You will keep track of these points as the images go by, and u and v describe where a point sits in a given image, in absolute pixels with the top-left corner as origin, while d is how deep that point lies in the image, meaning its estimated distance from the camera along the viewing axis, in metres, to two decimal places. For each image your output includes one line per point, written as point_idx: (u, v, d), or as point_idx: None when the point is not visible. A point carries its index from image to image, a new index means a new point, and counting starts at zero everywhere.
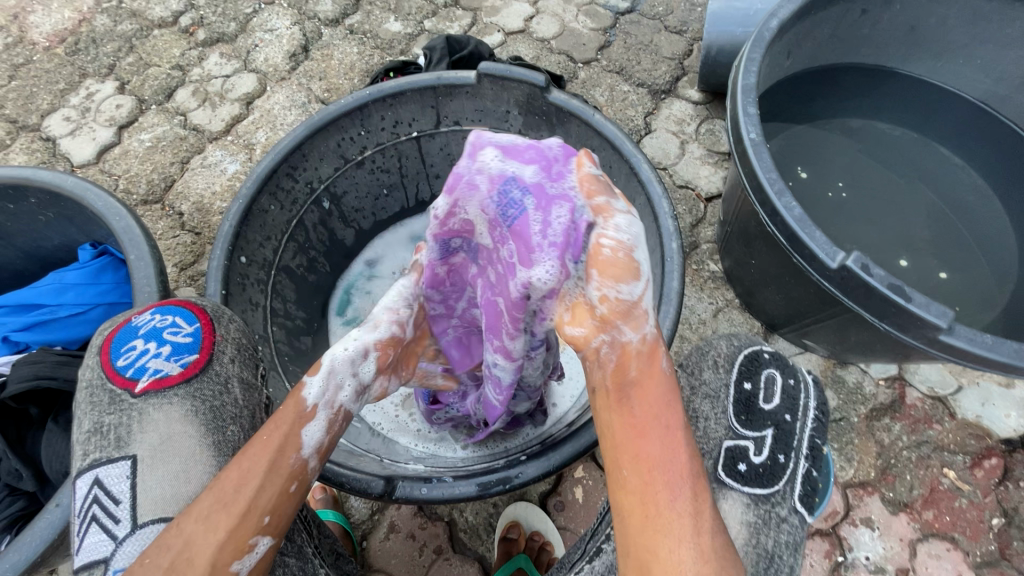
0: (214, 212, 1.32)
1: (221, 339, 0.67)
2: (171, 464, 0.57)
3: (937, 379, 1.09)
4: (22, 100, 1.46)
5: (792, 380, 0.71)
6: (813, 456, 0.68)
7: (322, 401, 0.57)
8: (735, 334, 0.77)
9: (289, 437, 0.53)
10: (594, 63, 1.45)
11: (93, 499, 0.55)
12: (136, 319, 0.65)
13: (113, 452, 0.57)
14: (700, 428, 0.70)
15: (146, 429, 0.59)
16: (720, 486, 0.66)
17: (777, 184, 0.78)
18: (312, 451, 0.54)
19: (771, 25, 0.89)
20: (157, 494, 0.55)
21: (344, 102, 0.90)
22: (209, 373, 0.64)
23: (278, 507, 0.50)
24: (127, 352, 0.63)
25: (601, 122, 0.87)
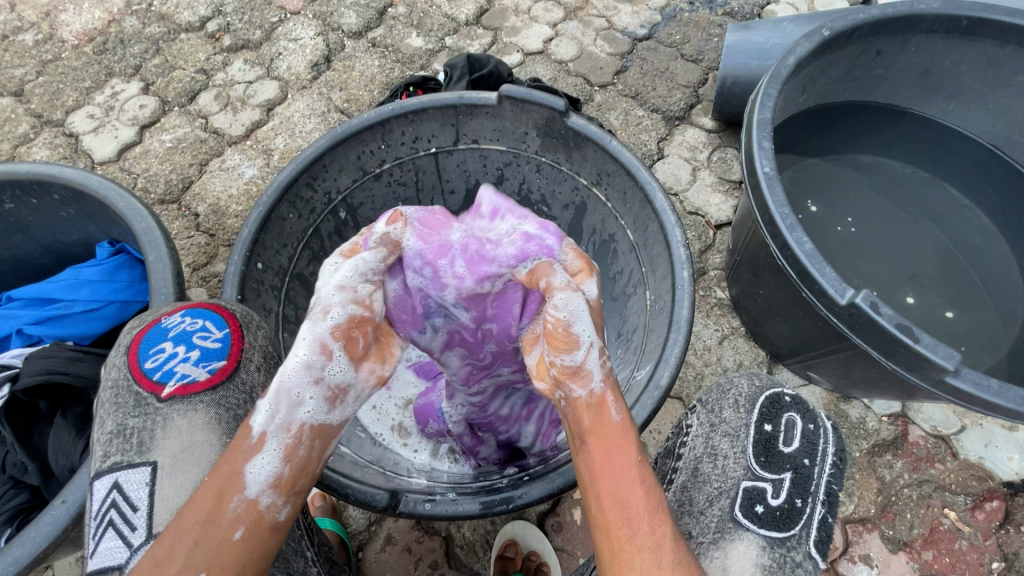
0: (229, 215, 1.34)
1: (249, 347, 0.68)
2: (190, 473, 0.59)
3: (941, 418, 1.09)
4: (48, 96, 1.49)
5: (811, 425, 0.72)
6: (830, 502, 0.67)
7: (270, 427, 0.53)
8: (757, 375, 0.80)
9: (226, 483, 0.49)
10: (610, 87, 1.47)
11: (111, 504, 0.56)
12: (165, 320, 0.66)
13: (135, 457, 0.59)
14: (719, 466, 0.72)
15: (168, 435, 0.61)
16: (737, 526, 0.67)
17: (789, 219, 0.79)
18: (258, 488, 0.50)
19: (787, 62, 0.91)
20: (175, 504, 0.57)
21: (367, 116, 0.92)
22: (235, 382, 0.65)
23: (217, 560, 0.46)
24: (156, 354, 0.65)
25: (617, 149, 0.88)
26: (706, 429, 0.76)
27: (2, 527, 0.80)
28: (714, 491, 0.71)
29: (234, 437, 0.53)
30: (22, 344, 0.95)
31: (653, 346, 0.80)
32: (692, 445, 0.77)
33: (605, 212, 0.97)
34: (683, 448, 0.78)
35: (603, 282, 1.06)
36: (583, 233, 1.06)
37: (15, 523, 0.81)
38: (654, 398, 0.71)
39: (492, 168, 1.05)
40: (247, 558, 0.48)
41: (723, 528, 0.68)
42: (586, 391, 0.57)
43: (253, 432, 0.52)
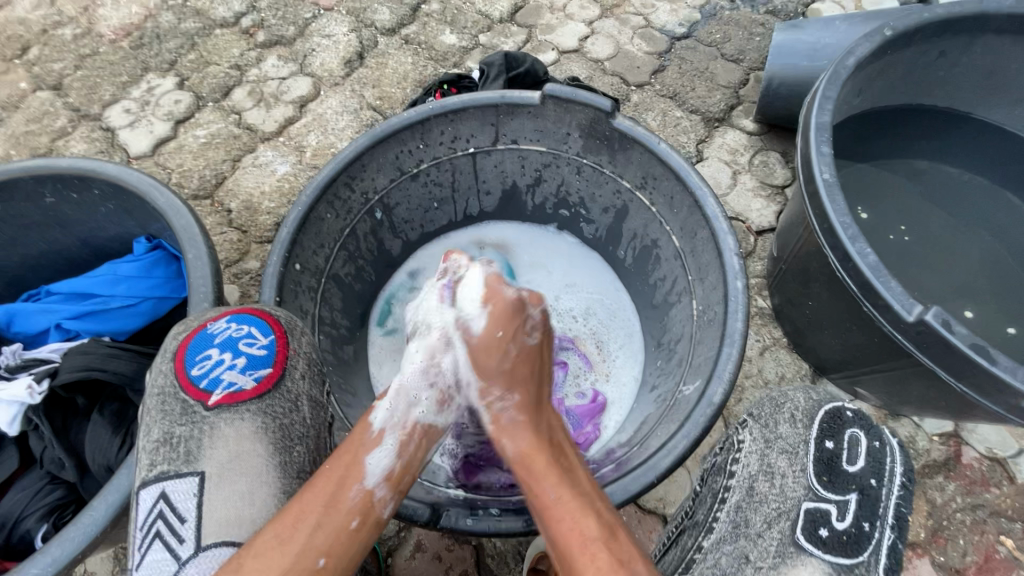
0: (262, 212, 1.34)
1: (294, 354, 0.70)
2: (237, 484, 0.61)
3: (997, 440, 1.03)
4: (86, 90, 1.51)
5: (877, 443, 0.70)
6: (899, 526, 0.66)
7: (388, 425, 0.62)
8: (812, 388, 0.78)
9: (349, 472, 0.57)
10: (647, 86, 1.43)
11: (158, 515, 0.59)
12: (211, 326, 0.68)
13: (182, 467, 0.61)
14: (779, 485, 0.70)
15: (216, 443, 0.62)
16: (798, 550, 0.66)
17: (851, 228, 0.75)
18: (374, 477, 0.58)
19: (847, 62, 0.87)
20: (221, 516, 0.59)
21: (407, 115, 0.90)
22: (281, 390, 0.67)
23: (333, 548, 0.53)
24: (202, 361, 0.67)
25: (665, 151, 0.85)
26: (760, 445, 0.73)
27: (40, 522, 0.81)
28: (772, 512, 0.69)
29: (355, 429, 0.62)
30: (60, 339, 0.96)
31: (703, 359, 0.78)
32: (746, 462, 0.73)
33: (648, 217, 0.94)
34: (735, 464, 0.74)
35: (641, 289, 1.03)
36: (622, 237, 1.02)
37: (51, 519, 0.81)
38: (706, 414, 0.70)
39: (531, 169, 1.02)
40: (360, 549, 0.55)
41: (784, 552, 0.66)
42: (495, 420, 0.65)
43: (373, 427, 0.62)
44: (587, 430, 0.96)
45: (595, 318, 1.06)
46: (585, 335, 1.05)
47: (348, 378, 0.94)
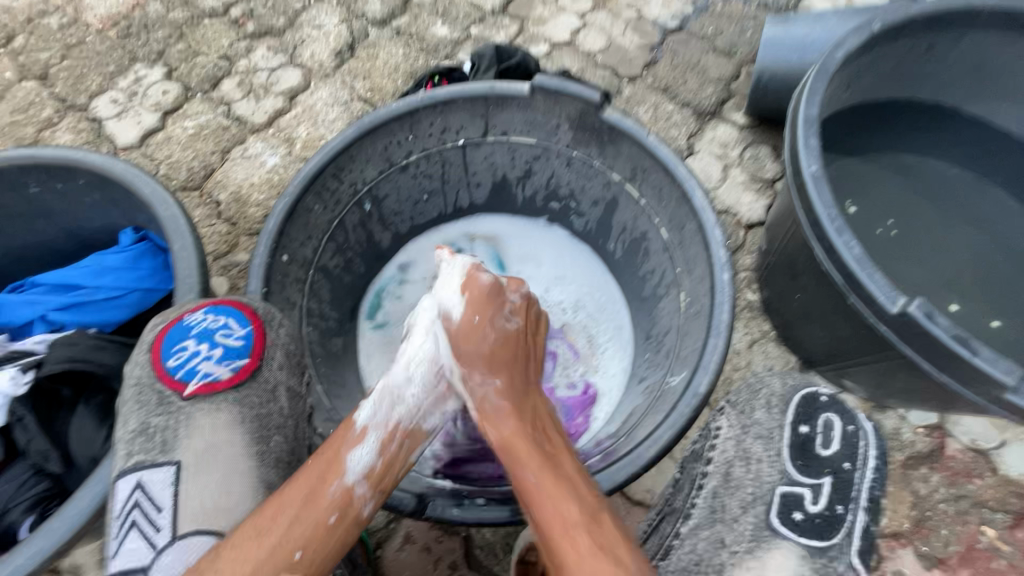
0: (251, 204, 1.33)
1: (272, 344, 0.70)
2: (213, 474, 0.63)
3: (981, 431, 1.04)
4: (72, 80, 1.49)
5: (851, 426, 0.73)
6: (872, 508, 0.68)
7: (371, 423, 0.67)
8: (788, 373, 0.80)
9: (330, 467, 0.63)
10: (639, 80, 1.43)
11: (134, 505, 0.61)
12: (188, 317, 0.69)
13: (159, 457, 0.63)
14: (755, 471, 0.72)
15: (192, 434, 0.65)
16: (772, 535, 0.67)
17: (837, 220, 0.76)
18: (354, 472, 0.63)
19: (836, 56, 0.87)
20: (197, 505, 0.61)
21: (396, 106, 0.90)
22: (258, 380, 0.69)
23: (309, 541, 0.58)
24: (178, 352, 0.67)
25: (654, 143, 0.85)
26: (737, 431, 0.75)
27: (25, 514, 0.81)
28: (748, 496, 0.71)
29: (337, 431, 0.67)
30: (46, 330, 0.95)
31: (689, 350, 0.79)
32: (723, 447, 0.75)
33: (637, 209, 0.94)
34: (712, 451, 0.76)
35: (630, 282, 1.03)
36: (612, 229, 1.02)
37: (36, 510, 0.81)
38: (690, 404, 0.71)
39: (521, 162, 1.01)
40: (337, 543, 0.60)
41: (759, 536, 0.67)
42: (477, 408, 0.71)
43: (357, 426, 0.67)
44: (579, 421, 0.97)
45: (585, 311, 1.06)
46: (574, 327, 1.05)
47: (336, 370, 0.94)
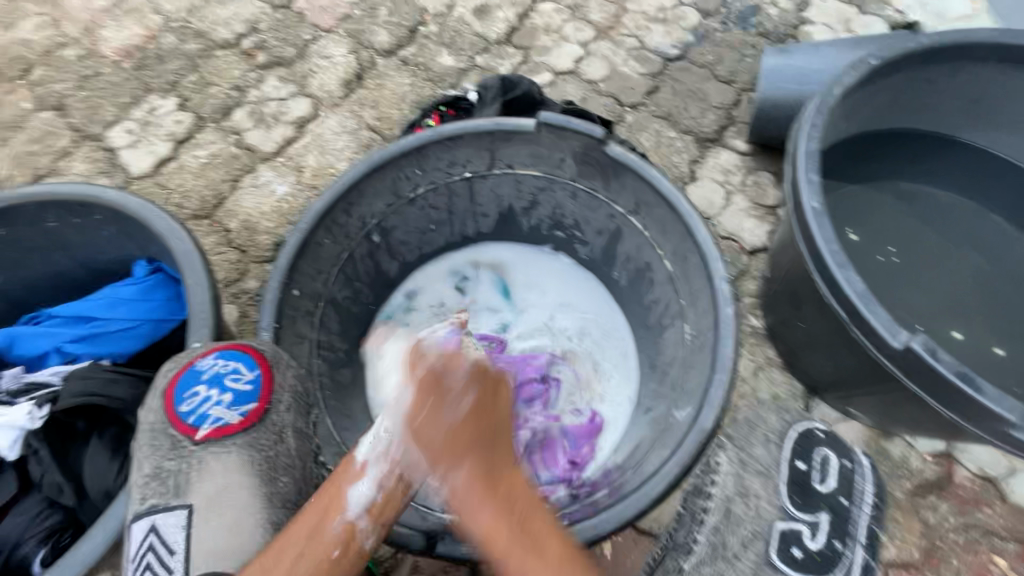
0: (261, 231, 1.35)
1: (280, 385, 0.71)
2: (224, 516, 0.64)
3: (989, 459, 1.04)
4: (88, 110, 1.53)
5: None
6: None
7: (369, 457, 0.61)
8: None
9: (330, 504, 0.59)
10: (641, 107, 1.46)
11: (148, 547, 0.62)
12: (199, 362, 0.69)
13: (171, 500, 0.65)
14: None
15: (202, 478, 0.66)
16: None
17: (838, 255, 0.77)
18: (355, 509, 0.59)
19: (834, 91, 0.89)
20: (210, 547, 0.63)
21: (404, 142, 0.92)
22: (267, 424, 0.69)
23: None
24: (190, 397, 0.68)
25: (657, 178, 0.87)
26: None
27: (38, 547, 0.81)
28: None
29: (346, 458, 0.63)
30: (61, 362, 0.96)
31: (695, 384, 0.80)
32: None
33: (641, 240, 0.96)
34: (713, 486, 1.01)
35: (635, 310, 1.04)
36: (616, 259, 1.04)
37: (48, 544, 0.82)
38: (698, 440, 0.72)
39: (526, 193, 1.03)
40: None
41: None
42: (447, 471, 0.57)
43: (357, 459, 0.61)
44: (584, 450, 0.98)
45: (589, 338, 1.07)
46: (579, 355, 1.06)
47: (345, 401, 0.95)
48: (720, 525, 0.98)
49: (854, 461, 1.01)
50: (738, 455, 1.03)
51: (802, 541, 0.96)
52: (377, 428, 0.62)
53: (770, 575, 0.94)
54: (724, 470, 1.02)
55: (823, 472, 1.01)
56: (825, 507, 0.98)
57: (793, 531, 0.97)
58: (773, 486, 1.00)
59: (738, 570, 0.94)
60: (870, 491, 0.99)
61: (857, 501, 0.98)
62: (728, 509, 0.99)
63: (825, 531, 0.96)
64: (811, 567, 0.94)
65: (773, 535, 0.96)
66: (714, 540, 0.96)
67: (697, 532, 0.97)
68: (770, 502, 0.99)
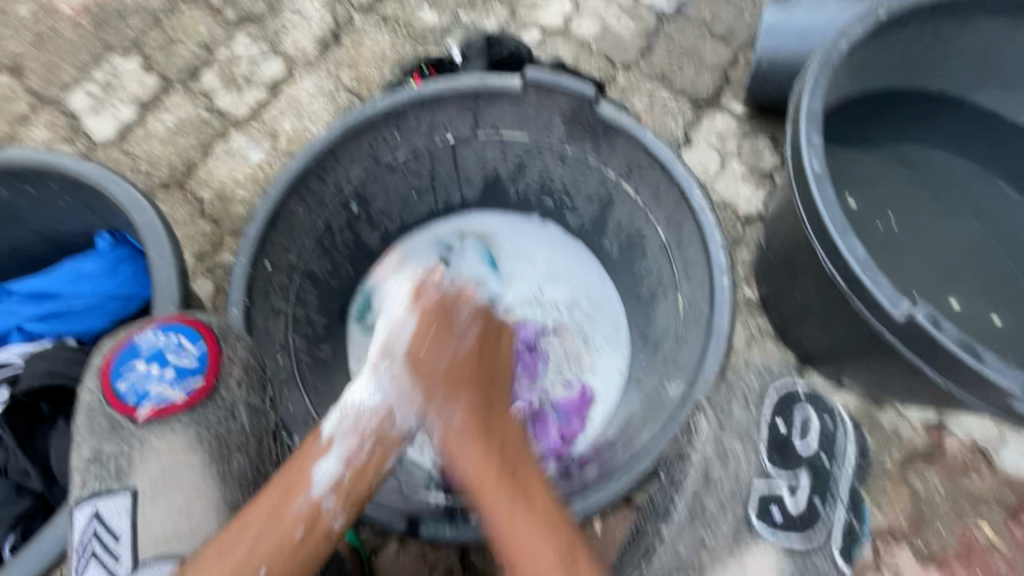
0: (235, 201, 1.29)
1: (228, 361, 0.68)
2: (173, 498, 0.65)
3: (980, 428, 1.04)
4: (45, 72, 1.43)
5: (826, 418, 0.74)
6: (850, 503, 0.72)
7: (338, 432, 0.59)
8: (766, 370, 0.79)
9: (294, 482, 0.54)
10: (634, 67, 1.39)
11: (93, 534, 0.62)
12: (138, 338, 0.67)
13: (113, 485, 0.65)
14: (734, 467, 0.70)
15: (146, 460, 0.66)
16: (755, 535, 0.67)
17: (840, 222, 0.73)
18: (320, 487, 0.54)
19: (840, 46, 0.83)
20: (159, 531, 0.63)
21: (381, 103, 0.86)
22: (214, 400, 0.68)
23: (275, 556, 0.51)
24: (127, 374, 0.67)
25: (651, 141, 0.81)
26: (715, 429, 0.71)
27: (8, 532, 0.78)
28: (726, 496, 0.69)
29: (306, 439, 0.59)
30: (22, 341, 0.91)
31: (687, 358, 0.77)
32: (703, 448, 0.70)
33: (633, 207, 0.91)
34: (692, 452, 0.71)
35: (626, 280, 1.01)
36: (608, 227, 0.99)
37: (19, 529, 0.79)
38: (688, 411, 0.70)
39: (513, 158, 0.98)
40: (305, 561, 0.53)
41: (739, 538, 0.67)
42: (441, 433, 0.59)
43: (322, 436, 0.58)
44: (574, 424, 0.95)
45: (580, 311, 1.04)
46: (569, 327, 1.03)
47: (326, 377, 0.92)
48: (700, 489, 0.70)
49: (837, 423, 0.75)
50: (718, 415, 0.72)
51: (784, 502, 0.70)
52: (347, 405, 0.62)
53: (753, 540, 0.68)
54: (702, 433, 0.71)
55: (802, 432, 0.73)
56: (805, 466, 0.72)
57: (772, 491, 0.70)
58: (755, 445, 0.71)
59: (720, 537, 0.67)
60: (852, 454, 0.75)
61: (838, 464, 0.74)
62: (707, 470, 0.70)
63: (805, 491, 0.70)
64: (791, 530, 0.69)
65: (754, 498, 0.70)
66: (692, 505, 0.68)
67: (676, 497, 0.70)
68: (751, 461, 0.71)
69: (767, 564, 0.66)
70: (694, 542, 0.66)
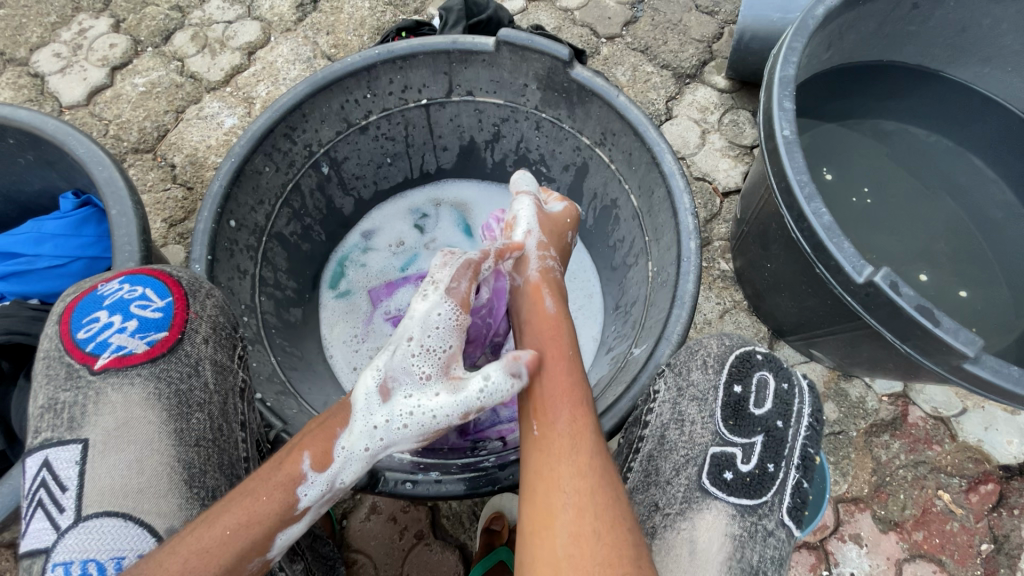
0: (208, 167, 1.26)
1: (194, 316, 0.66)
2: (124, 452, 0.58)
3: (943, 400, 1.06)
4: (10, 31, 1.38)
5: (786, 384, 0.68)
6: (805, 466, 0.66)
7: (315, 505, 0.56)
8: (727, 334, 0.75)
9: (254, 544, 0.52)
10: (618, 39, 1.37)
11: (40, 483, 0.56)
12: (103, 288, 0.65)
13: (65, 434, 0.58)
14: (687, 432, 0.69)
15: (100, 411, 0.60)
16: (705, 495, 0.66)
17: (807, 187, 0.73)
18: (278, 550, 0.55)
19: (816, 12, 0.82)
20: (106, 485, 0.56)
21: (351, 61, 0.84)
22: (178, 354, 0.64)
23: None
24: (89, 324, 0.63)
25: (624, 105, 0.81)
26: (670, 393, 0.70)
27: None
28: (681, 459, 0.68)
29: (275, 489, 0.54)
30: None
31: (654, 322, 0.77)
32: (659, 410, 0.70)
33: (607, 174, 0.91)
34: (649, 413, 0.71)
35: (601, 250, 1.00)
36: (583, 197, 0.99)
37: None
38: (650, 375, 0.69)
39: (488, 123, 0.97)
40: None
41: (690, 497, 0.67)
42: (538, 278, 0.74)
43: (298, 507, 0.55)
44: None
45: None
46: None
47: (296, 342, 0.91)
48: (653, 452, 0.70)
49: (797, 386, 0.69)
50: (676, 378, 0.71)
51: (736, 464, 0.66)
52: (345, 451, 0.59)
53: (703, 503, 0.66)
54: (660, 396, 0.70)
55: (758, 395, 0.68)
56: (760, 431, 0.67)
57: (725, 454, 0.67)
58: (710, 409, 0.69)
59: (670, 498, 0.67)
60: (809, 414, 0.67)
61: (796, 423, 0.67)
62: (662, 434, 0.70)
63: (759, 455, 0.66)
64: (741, 494, 0.66)
65: (706, 462, 0.67)
66: (648, 466, 0.70)
67: (632, 459, 0.71)
68: (703, 425, 0.69)
69: (717, 526, 0.65)
70: (647, 505, 0.68)
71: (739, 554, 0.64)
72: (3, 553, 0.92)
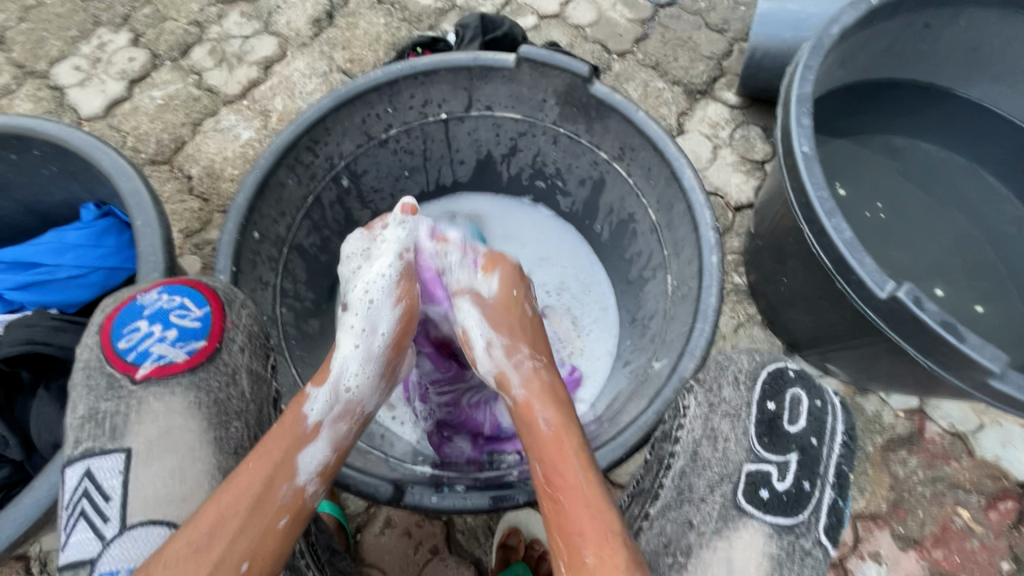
0: (224, 178, 1.27)
1: (231, 326, 0.66)
2: (166, 460, 0.58)
3: (959, 416, 1.05)
4: (31, 44, 1.40)
5: (818, 402, 0.68)
6: (839, 484, 0.65)
7: (325, 419, 0.61)
8: (756, 350, 0.74)
9: (279, 469, 0.55)
10: (629, 56, 1.39)
11: (82, 493, 0.56)
12: (142, 298, 0.65)
13: (107, 444, 0.58)
14: (721, 450, 0.67)
15: (143, 420, 0.60)
16: (741, 513, 0.64)
17: (828, 203, 0.74)
18: (306, 476, 0.56)
19: (832, 31, 0.83)
20: (149, 493, 0.56)
21: (374, 76, 0.85)
22: (216, 363, 0.64)
23: (259, 549, 0.51)
24: (129, 334, 0.64)
25: (644, 121, 0.82)
26: (703, 410, 0.69)
27: None
28: (714, 476, 0.66)
29: (285, 416, 0.60)
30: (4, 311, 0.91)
31: (675, 335, 0.78)
32: (690, 427, 0.69)
33: (625, 189, 0.92)
34: (679, 429, 0.69)
35: (617, 263, 1.01)
36: (599, 210, 1.00)
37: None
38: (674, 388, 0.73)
39: (506, 138, 0.98)
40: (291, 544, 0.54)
41: (726, 515, 0.64)
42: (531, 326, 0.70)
43: (308, 422, 0.60)
44: None
45: (569, 293, 1.03)
46: (559, 310, 1.02)
47: (314, 354, 0.91)
48: (685, 468, 0.67)
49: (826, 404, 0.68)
50: (706, 394, 0.70)
51: (771, 483, 0.64)
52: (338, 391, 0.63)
53: (739, 521, 0.63)
54: (690, 412, 0.69)
55: (791, 412, 0.67)
56: (795, 449, 0.66)
57: (760, 472, 0.65)
58: (743, 426, 0.67)
59: (704, 515, 0.64)
60: (843, 431, 0.67)
61: (829, 441, 0.66)
62: (694, 450, 0.67)
63: (794, 472, 0.65)
64: (779, 513, 0.63)
65: (741, 479, 0.65)
66: (680, 483, 0.67)
67: (663, 476, 0.68)
68: (738, 442, 0.67)
69: (753, 546, 0.62)
70: (680, 523, 0.64)
71: (777, 575, 0.61)
72: (14, 566, 0.91)
